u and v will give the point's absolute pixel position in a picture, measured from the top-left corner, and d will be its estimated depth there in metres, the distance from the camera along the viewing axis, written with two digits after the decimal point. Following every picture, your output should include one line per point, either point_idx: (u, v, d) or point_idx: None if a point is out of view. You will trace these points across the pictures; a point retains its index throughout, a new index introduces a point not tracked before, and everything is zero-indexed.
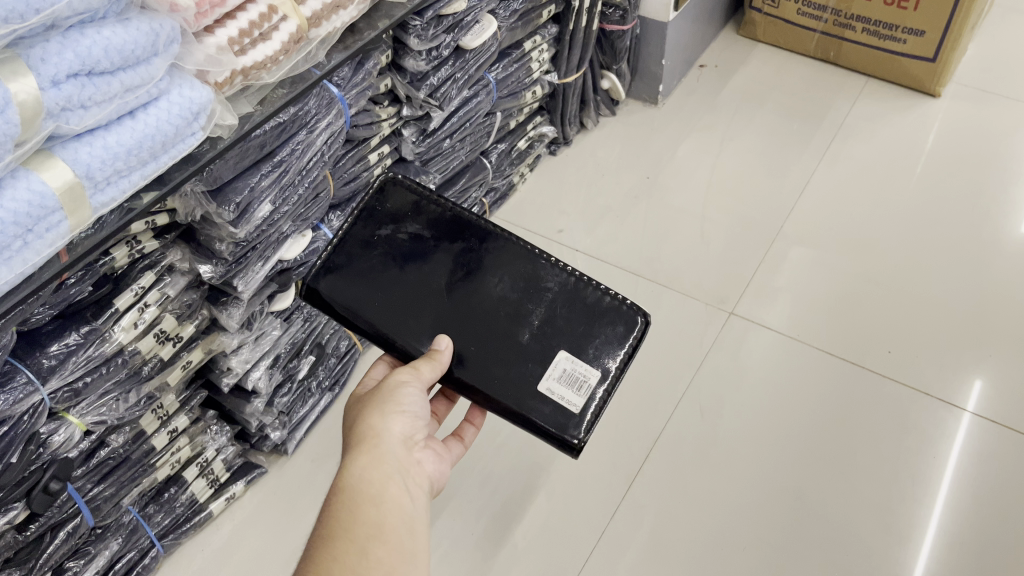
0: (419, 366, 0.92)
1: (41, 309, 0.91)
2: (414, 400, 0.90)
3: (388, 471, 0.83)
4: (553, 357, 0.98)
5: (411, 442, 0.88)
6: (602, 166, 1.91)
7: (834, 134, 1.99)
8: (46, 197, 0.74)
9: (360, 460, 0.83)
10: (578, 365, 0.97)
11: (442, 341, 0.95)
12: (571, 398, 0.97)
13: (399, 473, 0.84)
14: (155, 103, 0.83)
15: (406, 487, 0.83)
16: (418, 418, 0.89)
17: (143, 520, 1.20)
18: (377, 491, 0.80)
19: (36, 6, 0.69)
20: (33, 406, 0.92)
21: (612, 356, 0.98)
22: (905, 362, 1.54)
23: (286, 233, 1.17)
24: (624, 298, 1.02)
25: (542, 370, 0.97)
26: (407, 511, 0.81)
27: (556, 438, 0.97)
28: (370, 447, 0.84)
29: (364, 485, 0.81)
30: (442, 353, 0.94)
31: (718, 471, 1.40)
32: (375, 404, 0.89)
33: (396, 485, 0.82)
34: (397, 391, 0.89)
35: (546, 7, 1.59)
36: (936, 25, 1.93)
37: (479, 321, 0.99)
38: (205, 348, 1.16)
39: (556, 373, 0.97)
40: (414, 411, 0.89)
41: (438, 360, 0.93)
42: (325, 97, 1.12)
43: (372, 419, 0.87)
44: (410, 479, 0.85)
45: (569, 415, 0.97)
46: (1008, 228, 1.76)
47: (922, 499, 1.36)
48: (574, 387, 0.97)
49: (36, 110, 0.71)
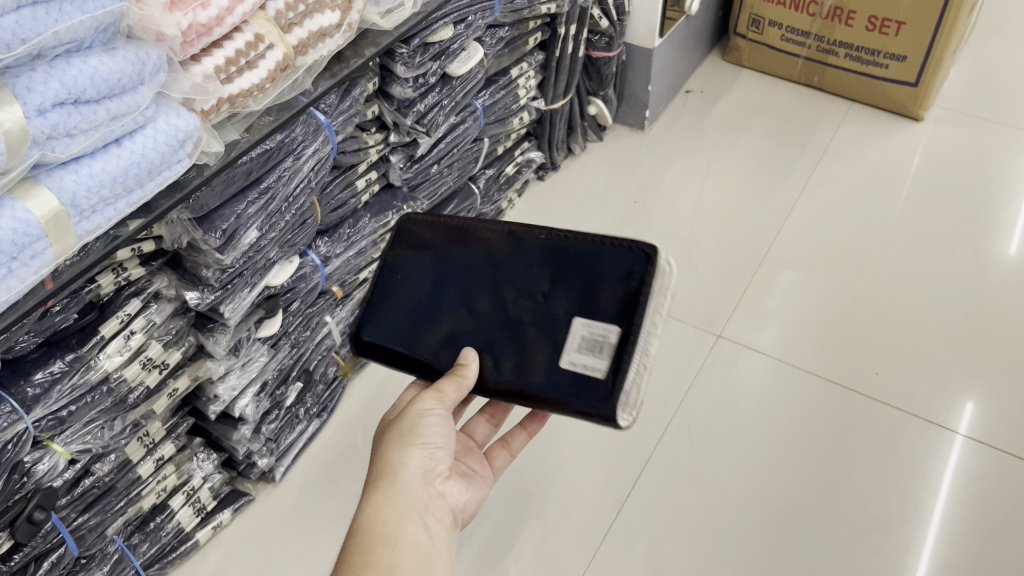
0: (442, 391, 0.89)
1: (27, 337, 0.91)
2: (435, 429, 0.87)
3: (404, 509, 0.82)
4: (569, 326, 0.92)
5: (431, 476, 0.86)
6: (589, 190, 1.92)
7: (820, 157, 2.01)
8: (31, 225, 0.75)
9: (376, 497, 0.83)
10: (593, 327, 0.91)
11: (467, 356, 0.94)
12: (593, 364, 0.90)
13: (416, 511, 0.83)
14: (141, 131, 0.84)
15: (422, 526, 0.82)
16: (443, 445, 0.88)
17: (129, 550, 1.19)
18: (392, 531, 0.80)
19: (21, 36, 0.70)
20: (17, 435, 0.92)
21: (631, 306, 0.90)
22: (893, 383, 1.54)
23: (274, 259, 1.17)
24: (623, 239, 0.93)
25: (563, 344, 0.92)
26: (419, 550, 0.80)
27: (594, 416, 0.88)
28: (388, 481, 0.84)
29: (378, 524, 0.81)
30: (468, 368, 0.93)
31: (710, 495, 1.40)
32: (397, 434, 0.87)
33: (412, 524, 0.81)
34: (419, 422, 0.87)
35: (533, 34, 1.61)
36: (918, 50, 1.96)
37: (503, 322, 0.96)
38: (192, 374, 1.15)
39: (574, 344, 0.91)
40: (435, 442, 0.87)
41: (461, 379, 0.92)
42: (312, 124, 1.13)
43: (392, 450, 0.86)
44: (429, 515, 0.83)
45: (595, 383, 0.89)
46: (995, 250, 1.77)
47: (914, 522, 1.36)
48: (595, 350, 0.90)
49: (21, 138, 0.71)
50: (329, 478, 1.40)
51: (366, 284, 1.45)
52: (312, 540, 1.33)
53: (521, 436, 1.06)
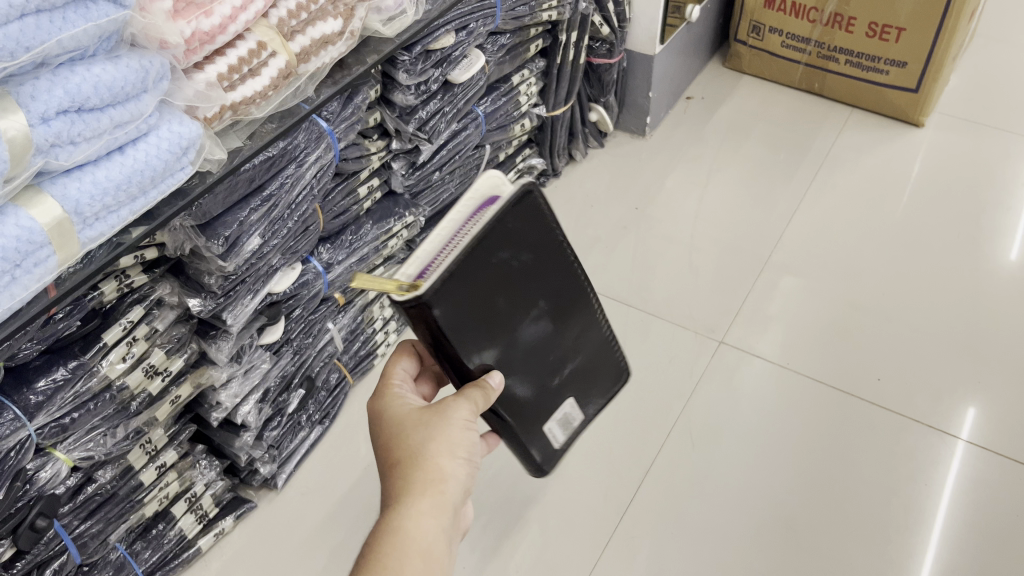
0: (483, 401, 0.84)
1: (30, 344, 0.92)
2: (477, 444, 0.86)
3: (443, 523, 0.80)
4: (562, 402, 0.97)
5: (466, 490, 0.85)
6: (590, 197, 1.93)
7: (820, 163, 2.01)
8: (34, 233, 0.75)
9: (420, 505, 0.80)
10: (572, 411, 0.98)
11: (496, 380, 0.84)
12: (556, 435, 0.98)
13: (450, 527, 0.81)
14: (144, 138, 0.84)
15: (454, 544, 0.81)
16: (477, 457, 0.86)
17: (131, 557, 1.19)
18: (428, 545, 0.78)
19: (26, 44, 0.70)
20: (20, 442, 0.92)
21: (595, 404, 1.02)
22: (895, 390, 1.54)
23: (275, 266, 1.17)
24: (620, 355, 1.03)
25: (551, 413, 0.96)
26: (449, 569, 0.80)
27: (532, 466, 0.99)
28: (434, 492, 0.81)
29: (418, 536, 0.78)
30: (491, 379, 0.84)
31: (712, 502, 1.40)
32: (443, 438, 0.83)
33: (445, 541, 0.80)
34: (464, 434, 0.84)
35: (534, 41, 1.61)
36: (918, 56, 1.97)
37: (540, 363, 0.91)
38: (194, 382, 1.15)
39: (558, 417, 0.97)
40: (476, 457, 0.86)
41: (488, 388, 0.83)
42: (314, 131, 1.14)
43: (440, 458, 0.82)
44: (456, 529, 0.83)
45: (548, 449, 0.98)
46: (995, 256, 1.77)
47: (916, 529, 1.35)
48: (564, 425, 0.98)
49: (25, 147, 0.71)
50: (330, 485, 1.40)
51: (368, 291, 1.45)
52: (314, 547, 1.33)
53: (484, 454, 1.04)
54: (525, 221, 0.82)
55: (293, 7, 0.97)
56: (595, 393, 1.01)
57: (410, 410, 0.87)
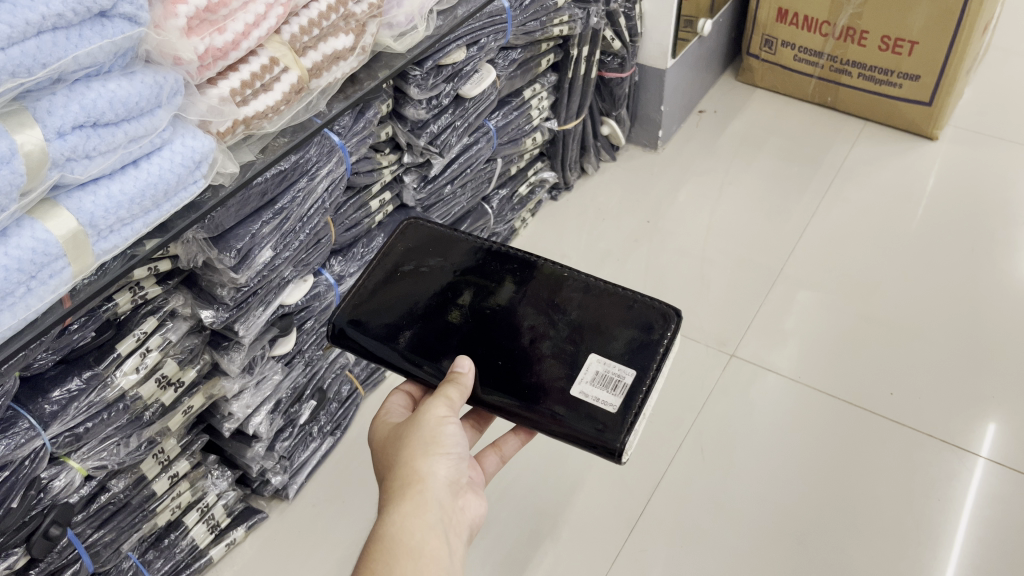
0: (451, 397, 0.89)
1: (45, 355, 0.93)
2: (455, 437, 0.88)
3: (429, 521, 0.81)
4: (584, 360, 0.95)
5: (456, 487, 0.86)
6: (602, 211, 1.93)
7: (833, 176, 2.01)
8: (50, 245, 0.77)
9: (402, 508, 0.82)
10: (610, 365, 0.94)
11: (464, 363, 0.92)
12: (607, 399, 0.93)
13: (440, 524, 0.82)
14: (157, 152, 0.86)
15: (447, 540, 0.82)
16: (463, 454, 0.87)
17: (143, 567, 1.20)
18: (416, 543, 0.79)
19: (42, 61, 0.72)
20: (34, 451, 0.93)
21: (644, 355, 0.94)
22: (908, 404, 1.54)
23: (287, 278, 1.19)
24: (649, 296, 0.99)
25: (573, 375, 0.94)
26: (443, 565, 0.80)
27: (595, 445, 0.91)
28: (414, 493, 0.83)
29: (404, 536, 0.80)
30: (464, 375, 0.92)
31: (723, 515, 1.39)
32: (419, 445, 0.87)
33: (435, 539, 0.80)
34: (440, 432, 0.87)
35: (545, 55, 1.63)
36: (930, 70, 1.96)
37: (513, 342, 0.97)
38: (206, 392, 1.16)
39: (589, 376, 0.94)
40: (458, 451, 0.87)
41: (463, 383, 0.91)
42: (326, 145, 1.15)
43: (417, 462, 0.85)
44: (451, 527, 0.83)
45: (606, 416, 0.92)
46: (1010, 270, 1.76)
47: (932, 545, 1.34)
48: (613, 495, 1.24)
49: (41, 160, 0.73)
50: (343, 496, 1.41)
51: None
52: (326, 558, 1.33)
53: (514, 441, 1.04)
54: (422, 237, 1.07)
55: (306, 23, 0.98)
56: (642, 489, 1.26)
57: (392, 430, 0.92)
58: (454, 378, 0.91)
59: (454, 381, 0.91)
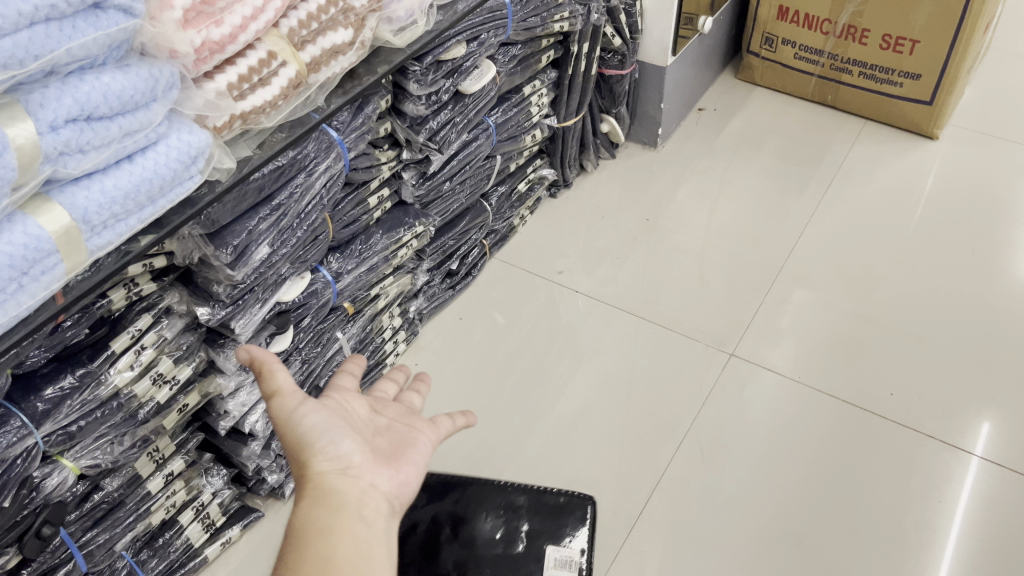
0: (278, 385, 0.71)
1: (37, 352, 0.92)
2: (314, 422, 0.69)
3: (325, 516, 0.63)
4: None
5: (345, 472, 0.67)
6: (601, 208, 1.92)
7: (833, 176, 2.00)
8: (42, 240, 0.75)
9: (287, 538, 0.62)
10: None
11: (255, 354, 0.73)
12: None
13: (342, 510, 0.64)
14: (153, 147, 0.84)
15: (361, 521, 0.63)
16: (335, 435, 0.69)
17: (137, 566, 1.18)
18: (322, 529, 0.62)
19: (34, 52, 0.70)
20: (27, 449, 0.92)
21: None
22: (908, 404, 1.53)
23: (285, 275, 1.17)
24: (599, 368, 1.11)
25: None
26: (362, 540, 0.62)
27: None
28: (297, 515, 0.64)
29: (295, 557, 0.60)
30: (267, 360, 0.72)
31: (721, 515, 1.38)
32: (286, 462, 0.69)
33: (343, 519, 0.63)
34: (295, 428, 0.69)
35: (545, 52, 1.61)
36: (932, 68, 1.95)
37: None
38: (201, 390, 1.15)
39: None
40: (325, 434, 0.68)
41: (272, 368, 0.72)
42: (324, 141, 1.14)
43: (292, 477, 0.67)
44: (355, 513, 0.64)
45: None
46: (1009, 270, 1.75)
47: (930, 546, 1.33)
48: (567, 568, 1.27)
49: (33, 155, 0.72)
50: None
51: (378, 300, 1.45)
52: None
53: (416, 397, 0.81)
54: None
55: (305, 16, 0.97)
56: (570, 521, 1.30)
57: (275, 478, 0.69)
58: (265, 377, 0.72)
59: (272, 372, 0.72)
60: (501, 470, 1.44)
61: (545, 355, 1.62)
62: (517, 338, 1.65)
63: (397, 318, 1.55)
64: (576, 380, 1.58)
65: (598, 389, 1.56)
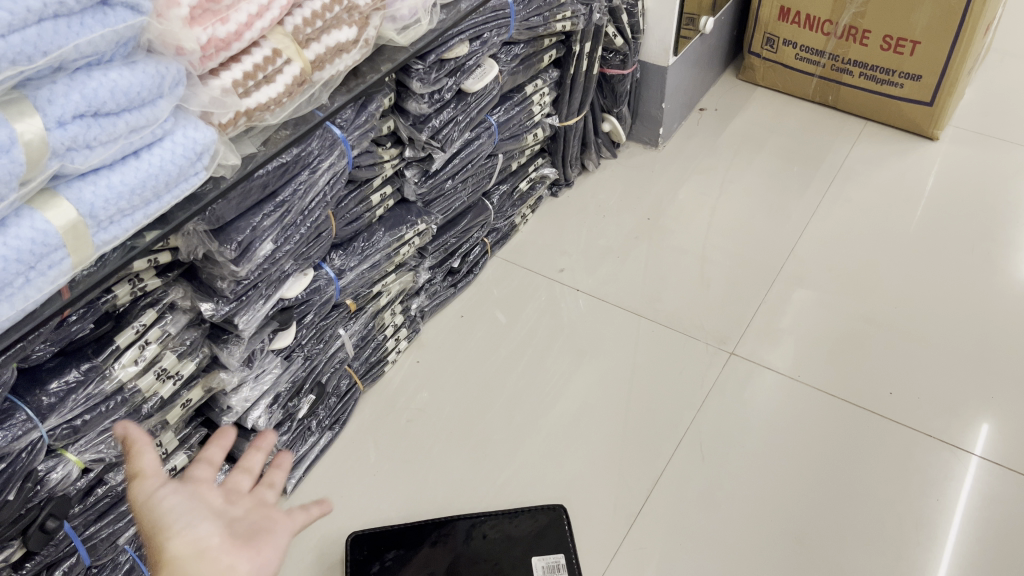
0: (138, 470, 0.71)
1: (43, 346, 0.92)
2: (171, 505, 0.69)
3: None
4: None
5: (200, 554, 0.66)
6: (602, 207, 1.93)
7: (833, 176, 2.00)
8: (48, 235, 0.76)
9: None
10: None
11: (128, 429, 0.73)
12: None
13: None
14: (159, 143, 0.85)
15: None
16: (191, 520, 0.68)
17: (140, 561, 1.19)
18: None
19: (43, 48, 0.71)
20: (32, 443, 0.92)
21: None
22: (908, 404, 1.53)
23: (288, 272, 1.18)
24: None
25: None
26: None
27: None
28: None
29: None
30: (138, 439, 0.73)
31: (720, 513, 1.39)
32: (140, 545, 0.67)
33: None
34: (150, 513, 0.68)
35: (547, 51, 1.62)
36: (932, 70, 1.96)
37: None
38: (205, 385, 1.15)
39: None
40: (182, 519, 0.67)
41: (139, 447, 0.72)
42: (328, 138, 1.14)
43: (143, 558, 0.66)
44: None
45: None
46: (1008, 270, 1.76)
47: (928, 545, 1.34)
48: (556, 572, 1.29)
49: (41, 150, 0.73)
50: (340, 491, 1.41)
51: (380, 298, 1.46)
52: (323, 553, 1.33)
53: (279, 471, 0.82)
54: None
55: (309, 15, 0.98)
56: (552, 532, 1.34)
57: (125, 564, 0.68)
58: (131, 457, 0.72)
59: (139, 454, 0.72)
60: (501, 466, 1.45)
61: (546, 353, 1.63)
62: (518, 336, 1.66)
63: (398, 316, 1.56)
64: (577, 378, 1.59)
65: (598, 387, 1.57)
